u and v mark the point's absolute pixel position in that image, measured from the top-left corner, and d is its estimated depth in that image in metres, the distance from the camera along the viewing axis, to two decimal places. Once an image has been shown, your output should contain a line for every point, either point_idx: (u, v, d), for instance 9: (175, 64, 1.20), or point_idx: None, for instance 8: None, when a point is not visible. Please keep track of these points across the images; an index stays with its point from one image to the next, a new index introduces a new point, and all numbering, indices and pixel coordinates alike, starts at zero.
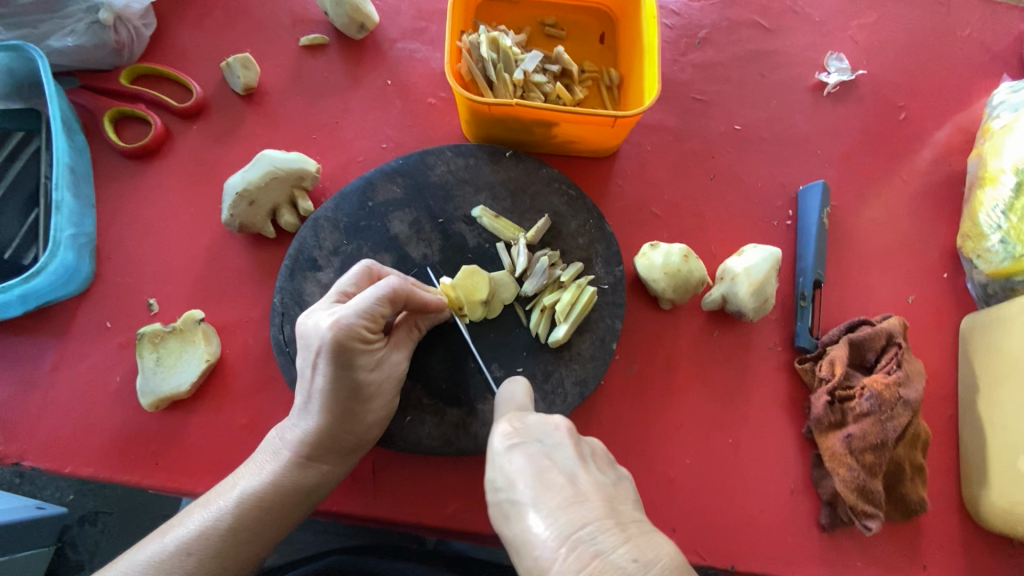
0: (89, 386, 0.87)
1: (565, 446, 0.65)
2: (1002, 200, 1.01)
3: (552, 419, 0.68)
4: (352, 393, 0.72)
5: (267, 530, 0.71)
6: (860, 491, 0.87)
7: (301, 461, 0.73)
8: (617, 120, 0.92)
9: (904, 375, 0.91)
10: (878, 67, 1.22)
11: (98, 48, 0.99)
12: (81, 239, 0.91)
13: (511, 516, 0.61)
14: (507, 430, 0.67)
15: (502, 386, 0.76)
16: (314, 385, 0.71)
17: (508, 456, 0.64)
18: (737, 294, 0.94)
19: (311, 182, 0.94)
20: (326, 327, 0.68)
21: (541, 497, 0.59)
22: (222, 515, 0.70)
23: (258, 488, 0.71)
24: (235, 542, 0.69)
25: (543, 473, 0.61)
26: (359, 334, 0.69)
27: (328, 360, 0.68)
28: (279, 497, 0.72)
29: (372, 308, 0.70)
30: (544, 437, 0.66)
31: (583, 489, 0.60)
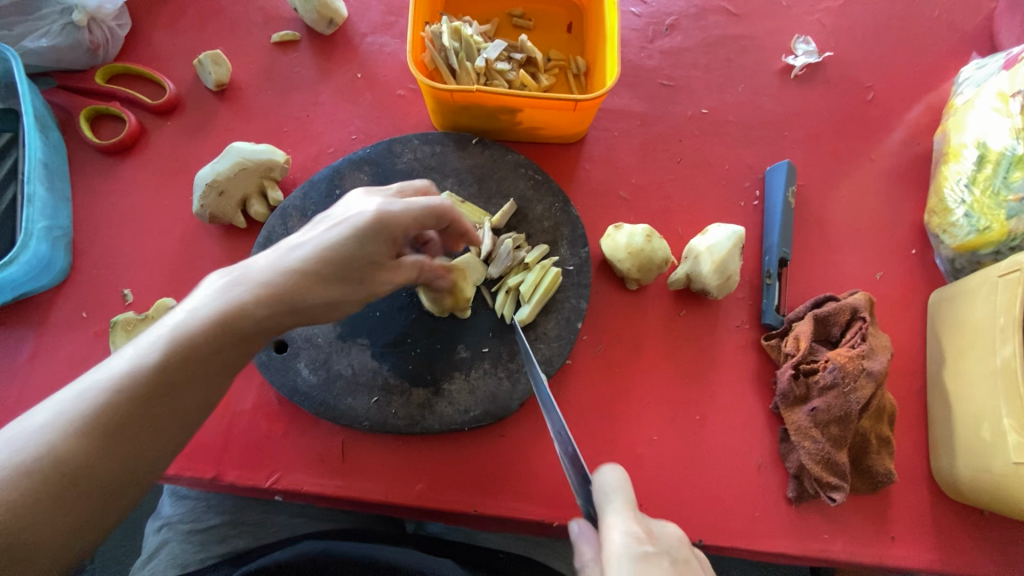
0: (65, 373, 0.89)
1: (691, 565, 0.66)
2: (966, 173, 1.02)
3: (673, 531, 0.68)
4: (349, 268, 0.69)
5: (188, 395, 0.61)
6: (825, 463, 0.88)
7: (260, 313, 0.63)
8: (578, 104, 0.93)
9: (868, 348, 0.91)
10: (846, 48, 1.22)
11: (73, 48, 1.02)
12: (56, 231, 0.93)
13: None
14: (638, 534, 0.64)
15: (603, 471, 0.70)
16: (318, 241, 0.68)
17: (645, 568, 0.62)
18: (701, 273, 0.95)
19: (280, 172, 0.97)
20: (374, 205, 0.70)
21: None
22: (156, 350, 0.59)
23: (194, 329, 0.61)
24: (155, 394, 0.59)
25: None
26: (399, 224, 0.70)
27: (364, 226, 0.68)
28: (214, 351, 0.61)
29: (420, 210, 0.72)
30: (673, 551, 0.66)
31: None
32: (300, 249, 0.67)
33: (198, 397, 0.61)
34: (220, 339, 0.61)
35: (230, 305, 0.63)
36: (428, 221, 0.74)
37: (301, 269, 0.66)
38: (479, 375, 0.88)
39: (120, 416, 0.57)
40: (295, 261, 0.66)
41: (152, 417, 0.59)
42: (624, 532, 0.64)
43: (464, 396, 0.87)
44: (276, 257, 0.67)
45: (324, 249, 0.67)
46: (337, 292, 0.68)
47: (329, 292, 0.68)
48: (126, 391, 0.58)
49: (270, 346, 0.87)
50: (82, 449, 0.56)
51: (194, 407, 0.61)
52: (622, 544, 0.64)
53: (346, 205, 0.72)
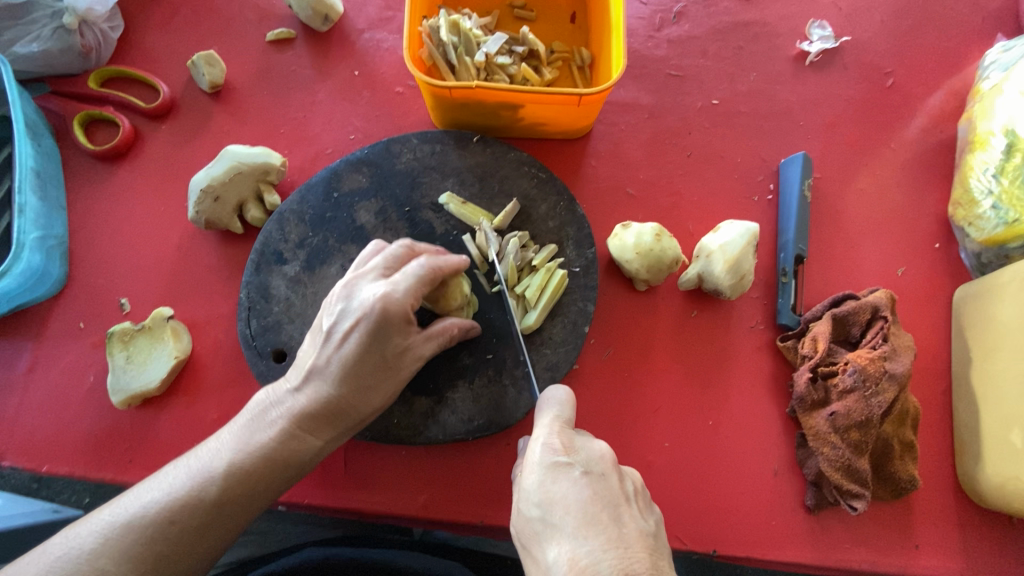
0: (64, 386, 0.87)
1: (610, 479, 0.61)
2: (993, 163, 0.96)
3: (599, 447, 0.63)
4: (375, 373, 0.70)
5: (252, 507, 0.67)
6: (845, 470, 0.84)
7: (299, 434, 0.69)
8: (583, 98, 0.89)
9: (890, 350, 0.87)
10: (864, 33, 1.17)
11: (65, 52, 1.00)
12: (50, 241, 0.91)
13: (544, 538, 0.58)
14: (555, 445, 0.63)
15: (546, 391, 0.70)
16: (340, 356, 0.69)
17: (551, 476, 0.61)
18: (713, 272, 0.91)
19: (276, 176, 0.94)
20: (376, 296, 0.68)
21: (582, 529, 0.57)
22: (208, 482, 0.65)
23: (250, 459, 0.67)
24: (216, 514, 0.65)
25: (589, 506, 0.58)
26: (407, 311, 0.69)
27: (369, 329, 0.67)
28: (271, 472, 0.68)
29: (417, 285, 0.70)
30: (591, 464, 0.62)
31: (626, 532, 0.57)
32: (329, 369, 0.69)
33: (260, 506, 0.68)
34: (270, 465, 0.68)
35: (282, 437, 0.69)
36: (427, 286, 0.72)
37: (335, 390, 0.69)
38: (483, 383, 0.85)
39: (177, 542, 0.63)
40: (328, 384, 0.70)
41: (217, 535, 0.65)
42: (540, 442, 0.64)
43: (468, 404, 0.84)
44: (311, 381, 0.70)
45: (349, 365, 0.69)
46: (379, 396, 0.72)
47: (370, 403, 0.71)
48: (179, 518, 0.63)
49: (268, 356, 0.85)
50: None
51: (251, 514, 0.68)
52: (539, 453, 0.63)
53: (348, 297, 0.70)
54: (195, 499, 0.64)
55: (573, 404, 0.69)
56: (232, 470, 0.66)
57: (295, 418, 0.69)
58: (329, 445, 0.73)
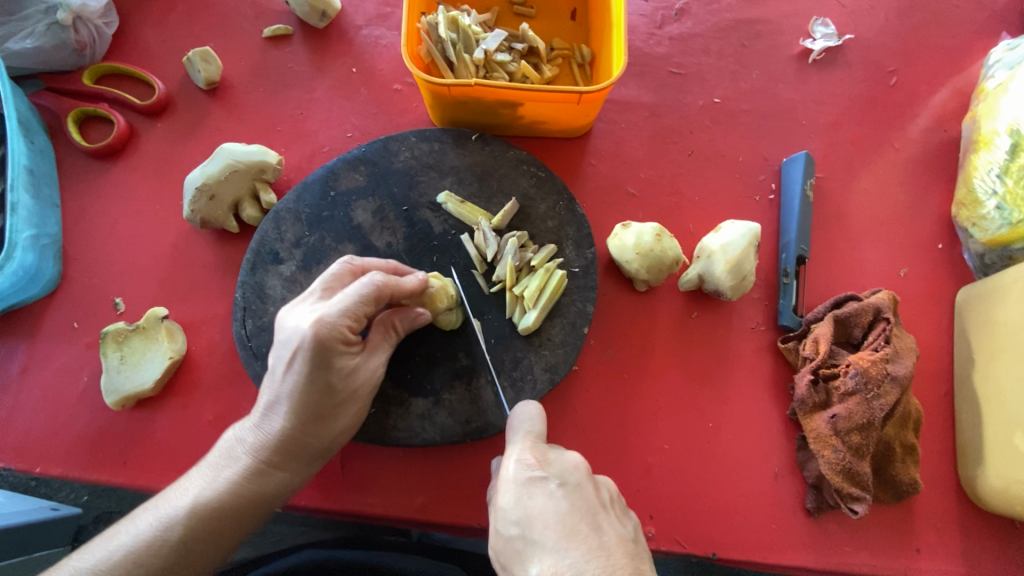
0: (57, 387, 0.87)
1: (586, 488, 0.60)
2: (998, 163, 0.95)
3: (572, 457, 0.63)
4: (327, 403, 0.69)
5: (223, 543, 0.67)
6: (846, 474, 0.83)
7: (261, 468, 0.69)
8: (583, 97, 0.88)
9: (892, 352, 0.86)
10: (867, 30, 1.15)
11: (60, 48, 0.98)
12: (43, 240, 0.90)
13: (525, 556, 0.57)
14: (528, 460, 0.62)
15: (516, 408, 0.69)
16: (286, 389, 0.68)
17: (527, 491, 0.60)
18: (714, 273, 0.90)
19: (273, 174, 0.93)
20: (306, 326, 0.66)
21: (562, 541, 0.56)
22: (172, 523, 0.65)
23: (214, 497, 0.67)
24: (185, 554, 0.65)
25: (567, 517, 0.57)
26: (341, 334, 0.68)
27: (307, 358, 0.66)
28: (237, 508, 0.68)
29: (355, 307, 0.69)
30: (566, 475, 0.61)
31: (606, 539, 0.56)
32: (280, 403, 0.68)
33: (232, 541, 0.68)
34: (238, 502, 0.68)
35: (244, 473, 0.69)
36: (369, 307, 0.71)
37: (288, 423, 0.68)
38: (481, 384, 0.84)
39: None
40: (281, 417, 0.68)
41: (189, 575, 0.65)
42: (513, 458, 0.63)
43: (465, 406, 0.83)
44: (265, 416, 0.69)
45: (297, 397, 0.67)
46: (335, 420, 0.71)
47: (327, 429, 0.71)
48: (145, 561, 0.64)
49: (264, 357, 0.84)
50: None
51: (223, 551, 0.68)
52: (511, 469, 0.62)
53: (284, 328, 0.69)
54: (160, 541, 0.65)
55: (544, 417, 0.68)
56: (196, 511, 0.66)
57: (256, 453, 0.69)
58: (297, 476, 0.72)
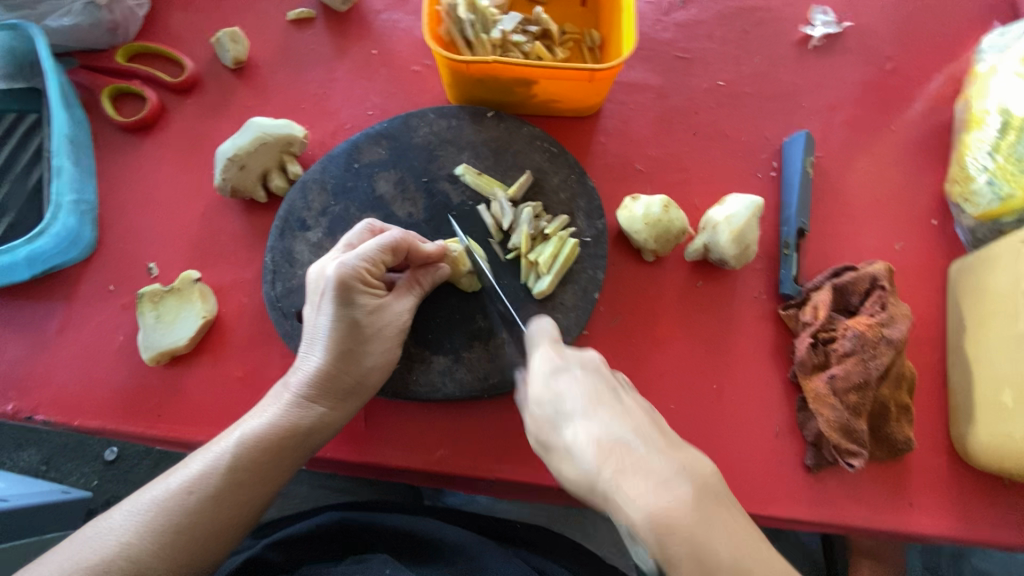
0: (94, 345, 0.91)
1: (607, 372, 0.67)
2: (988, 141, 0.99)
3: (592, 351, 0.69)
4: (355, 339, 0.75)
5: (266, 475, 0.72)
6: (843, 430, 0.88)
7: (300, 402, 0.74)
8: (594, 74, 0.93)
9: (887, 316, 0.90)
10: (864, 18, 1.20)
11: (94, 28, 1.03)
12: (83, 206, 0.95)
13: (560, 425, 0.63)
14: (552, 356, 0.69)
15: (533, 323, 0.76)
16: (320, 328, 0.75)
17: (554, 376, 0.66)
18: (718, 243, 0.95)
19: (299, 147, 0.98)
20: (332, 268, 0.74)
21: (587, 406, 0.62)
22: (221, 455, 0.71)
23: (258, 430, 0.73)
24: (232, 483, 0.70)
25: (593, 389, 0.63)
26: (362, 275, 0.74)
27: (332, 297, 0.73)
28: (278, 441, 0.73)
29: (374, 252, 0.75)
30: (589, 361, 0.67)
31: (628, 406, 0.62)
32: (317, 341, 0.75)
33: (274, 474, 0.73)
34: (281, 437, 0.73)
35: (285, 409, 0.74)
36: (389, 254, 0.77)
37: (323, 360, 0.74)
38: (498, 343, 0.89)
39: (196, 510, 0.68)
40: (316, 356, 0.75)
41: (235, 505, 0.70)
42: (539, 355, 0.69)
43: (483, 364, 0.88)
44: (304, 356, 0.76)
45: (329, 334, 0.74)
46: (367, 359, 0.76)
47: (359, 366, 0.76)
48: (196, 488, 0.69)
49: (293, 316, 0.89)
50: (171, 544, 0.66)
51: (267, 484, 0.72)
52: (538, 365, 0.68)
53: (316, 276, 0.77)
54: (210, 472, 0.70)
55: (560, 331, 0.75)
56: (243, 444, 0.72)
57: (296, 389, 0.75)
58: (334, 414, 0.76)
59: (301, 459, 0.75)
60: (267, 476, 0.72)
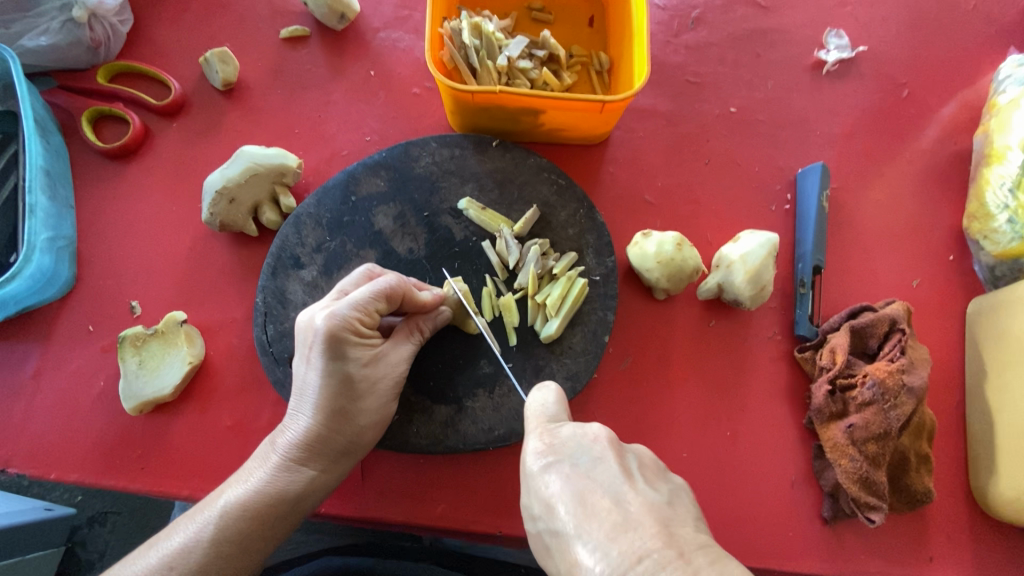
0: (73, 390, 0.85)
1: (605, 462, 0.60)
2: (1010, 177, 0.96)
3: (587, 432, 0.63)
4: (346, 395, 0.70)
5: (253, 546, 0.67)
6: (862, 483, 0.84)
7: (289, 464, 0.70)
8: (605, 105, 0.88)
9: (908, 363, 0.87)
10: (879, 43, 1.17)
11: (74, 46, 0.97)
12: (59, 242, 0.89)
13: (556, 542, 0.58)
14: (539, 446, 0.63)
15: (532, 391, 0.69)
16: (310, 384, 0.70)
17: (542, 479, 0.61)
18: (733, 283, 0.91)
19: (293, 178, 0.92)
20: (320, 319, 0.69)
21: (584, 525, 0.56)
22: (205, 527, 0.66)
23: (244, 497, 0.68)
24: (217, 556, 0.65)
25: (585, 498, 0.58)
26: (353, 326, 0.69)
27: (321, 350, 0.68)
28: (266, 507, 0.68)
29: (367, 301, 0.70)
30: (582, 453, 0.61)
31: (630, 512, 0.56)
32: (306, 398, 0.70)
33: (263, 545, 0.68)
34: (269, 504, 0.69)
35: (273, 472, 0.70)
36: (383, 302, 0.72)
37: (312, 419, 0.70)
38: (503, 392, 0.84)
39: None
40: (305, 414, 0.70)
41: None
42: (527, 447, 0.64)
43: (488, 414, 0.83)
44: (294, 414, 0.71)
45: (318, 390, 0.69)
46: (359, 417, 0.72)
47: (351, 425, 0.71)
48: (177, 564, 0.64)
49: (286, 362, 0.84)
50: None
51: (255, 555, 0.68)
52: (527, 459, 0.63)
53: (303, 326, 0.72)
54: (193, 544, 0.66)
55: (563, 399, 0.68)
56: (228, 513, 0.67)
57: (285, 450, 0.70)
58: (325, 475, 0.72)
59: (291, 524, 0.71)
60: (253, 548, 0.68)
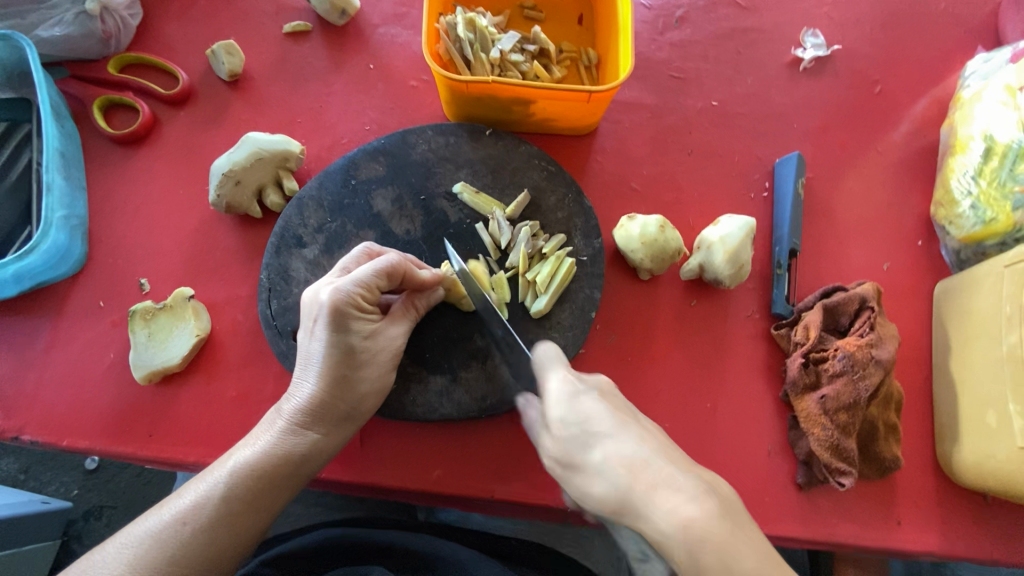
0: (84, 362, 0.89)
1: (619, 397, 0.71)
2: (972, 165, 1.02)
3: (603, 375, 0.73)
4: (349, 365, 0.74)
5: (262, 504, 0.71)
6: (834, 450, 0.89)
7: (294, 430, 0.74)
8: (592, 95, 0.93)
9: (876, 337, 0.92)
10: (853, 42, 1.23)
11: (86, 37, 1.01)
12: (73, 221, 0.94)
13: (587, 446, 0.65)
14: (568, 376, 0.71)
15: (537, 347, 0.76)
16: (314, 355, 0.74)
17: (574, 397, 0.68)
18: (713, 262, 0.96)
19: (296, 162, 0.97)
20: (325, 295, 0.73)
21: (618, 428, 0.64)
22: (215, 486, 0.70)
23: (252, 459, 0.72)
24: (227, 514, 0.69)
25: (614, 412, 0.67)
26: (356, 301, 0.74)
27: (326, 322, 0.72)
28: (272, 469, 0.72)
29: (369, 278, 0.75)
30: (601, 386, 0.71)
31: (645, 428, 0.67)
32: (311, 368, 0.75)
33: (269, 504, 0.72)
34: (275, 467, 0.73)
35: (278, 437, 0.74)
36: (384, 279, 0.77)
37: (316, 387, 0.74)
38: (495, 363, 0.88)
39: (190, 543, 0.67)
40: (310, 383, 0.74)
41: (230, 536, 0.69)
42: (555, 375, 0.71)
43: (480, 385, 0.88)
44: (298, 383, 0.75)
45: (323, 360, 0.74)
46: (360, 386, 0.76)
47: (354, 393, 0.76)
48: (189, 519, 0.68)
49: (289, 335, 0.88)
50: None
51: (262, 513, 0.72)
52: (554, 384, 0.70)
53: (308, 302, 0.76)
54: (204, 502, 0.69)
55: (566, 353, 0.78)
56: (236, 474, 0.71)
57: (290, 416, 0.74)
58: (328, 440, 0.76)
59: (295, 486, 0.75)
60: (261, 507, 0.72)
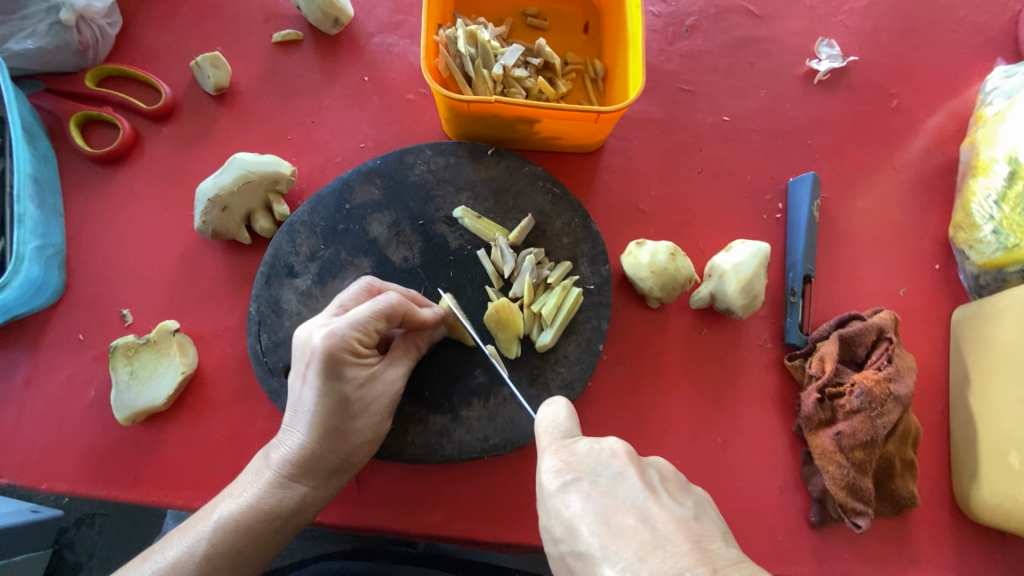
0: (63, 400, 0.85)
1: (627, 478, 0.61)
2: (995, 189, 0.98)
3: (606, 447, 0.63)
4: (343, 415, 0.70)
5: (246, 562, 0.68)
6: (849, 489, 0.86)
7: (282, 482, 0.70)
8: (600, 116, 0.88)
9: (895, 371, 0.88)
10: (870, 52, 1.18)
11: (61, 50, 0.95)
12: (48, 251, 0.88)
13: (580, 564, 0.58)
14: (559, 465, 0.63)
15: (541, 408, 0.69)
16: (306, 403, 0.69)
17: (563, 498, 0.61)
18: (725, 292, 0.92)
19: (286, 185, 0.91)
20: (318, 339, 0.68)
21: (611, 544, 0.56)
22: (198, 542, 0.66)
23: (238, 512, 0.68)
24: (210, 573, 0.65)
25: (610, 516, 0.58)
26: (351, 346, 0.69)
27: (319, 369, 0.67)
28: (259, 524, 0.68)
29: (366, 321, 0.70)
30: (602, 471, 0.62)
31: (658, 528, 0.57)
32: (301, 417, 0.70)
33: (255, 560, 0.69)
34: (262, 522, 0.69)
35: (266, 488, 0.70)
36: (382, 321, 0.71)
37: (307, 438, 0.69)
38: (498, 402, 0.84)
39: None
40: (301, 433, 0.70)
41: None
42: (545, 466, 0.64)
43: (483, 424, 0.83)
44: (288, 432, 0.71)
45: (314, 409, 0.69)
46: (354, 436, 0.72)
47: (347, 443, 0.71)
48: None
49: (280, 372, 0.83)
50: None
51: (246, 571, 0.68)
52: (544, 479, 0.63)
53: (299, 342, 0.71)
54: (186, 560, 0.65)
55: (574, 414, 0.69)
56: (221, 530, 0.67)
57: (280, 467, 0.70)
58: (318, 491, 0.72)
59: (283, 540, 0.71)
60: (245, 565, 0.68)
